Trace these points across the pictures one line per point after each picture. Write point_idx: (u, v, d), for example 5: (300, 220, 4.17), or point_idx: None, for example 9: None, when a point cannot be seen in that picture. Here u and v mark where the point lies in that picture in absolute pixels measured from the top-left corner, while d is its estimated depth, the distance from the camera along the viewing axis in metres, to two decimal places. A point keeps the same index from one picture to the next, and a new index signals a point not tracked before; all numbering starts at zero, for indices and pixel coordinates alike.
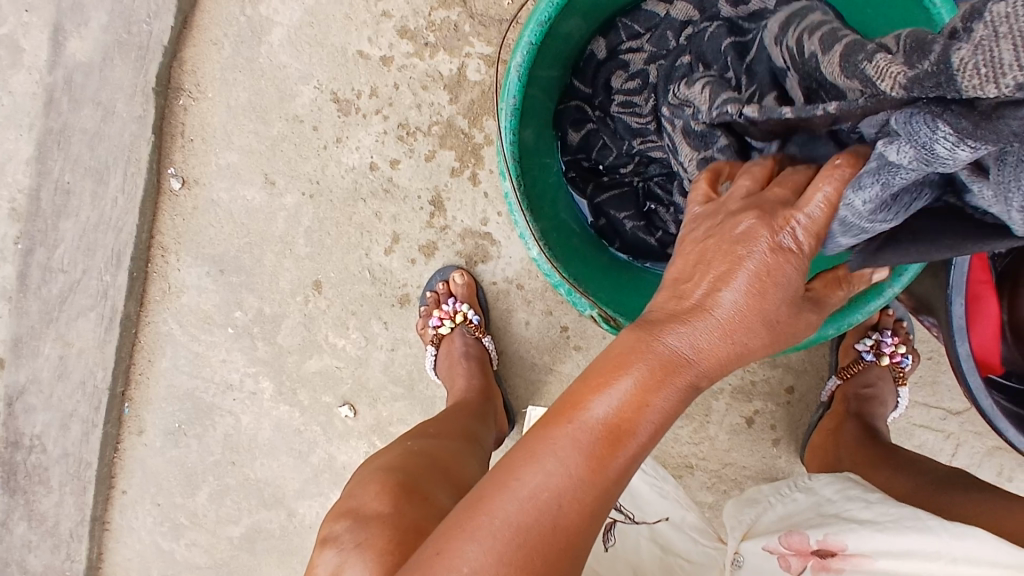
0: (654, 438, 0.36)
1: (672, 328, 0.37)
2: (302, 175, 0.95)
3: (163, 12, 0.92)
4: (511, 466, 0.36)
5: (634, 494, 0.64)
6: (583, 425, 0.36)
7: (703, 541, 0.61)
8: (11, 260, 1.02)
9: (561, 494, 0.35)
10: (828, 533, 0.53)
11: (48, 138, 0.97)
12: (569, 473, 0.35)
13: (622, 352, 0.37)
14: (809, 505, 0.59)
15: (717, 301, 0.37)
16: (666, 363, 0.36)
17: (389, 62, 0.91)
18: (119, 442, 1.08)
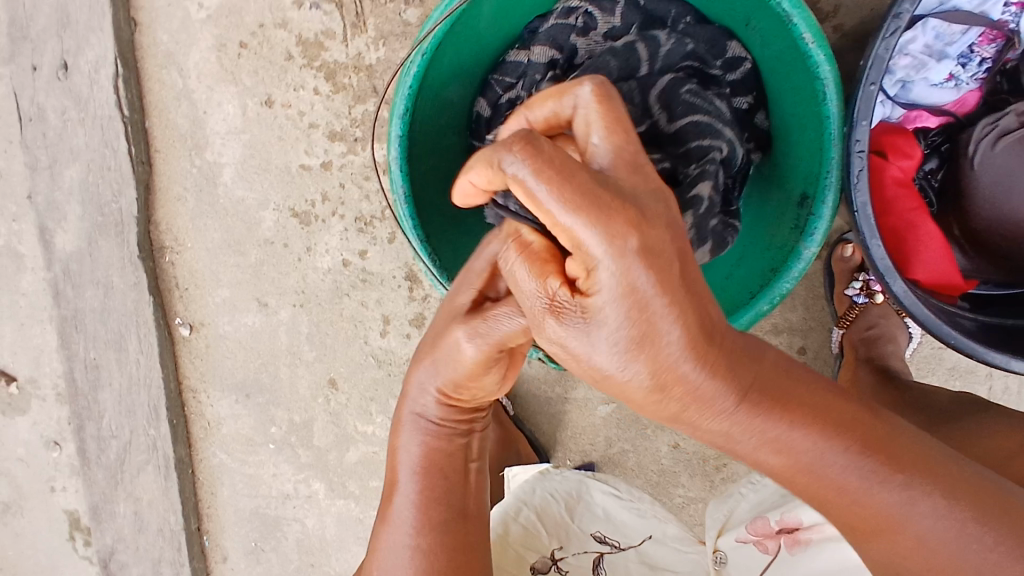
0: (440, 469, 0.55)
1: (414, 390, 0.55)
2: (288, 289, 1.02)
3: (125, 187, 1.00)
4: (377, 544, 0.56)
5: (619, 524, 0.76)
6: (399, 493, 0.55)
7: (685, 548, 0.74)
8: (71, 438, 1.12)
9: (399, 544, 0.54)
10: (784, 513, 0.66)
11: (66, 325, 1.07)
12: (409, 523, 0.54)
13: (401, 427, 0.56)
14: (773, 488, 0.72)
15: (425, 376, 0.54)
16: (419, 416, 0.55)
17: (330, 166, 0.96)
18: (209, 573, 1.16)
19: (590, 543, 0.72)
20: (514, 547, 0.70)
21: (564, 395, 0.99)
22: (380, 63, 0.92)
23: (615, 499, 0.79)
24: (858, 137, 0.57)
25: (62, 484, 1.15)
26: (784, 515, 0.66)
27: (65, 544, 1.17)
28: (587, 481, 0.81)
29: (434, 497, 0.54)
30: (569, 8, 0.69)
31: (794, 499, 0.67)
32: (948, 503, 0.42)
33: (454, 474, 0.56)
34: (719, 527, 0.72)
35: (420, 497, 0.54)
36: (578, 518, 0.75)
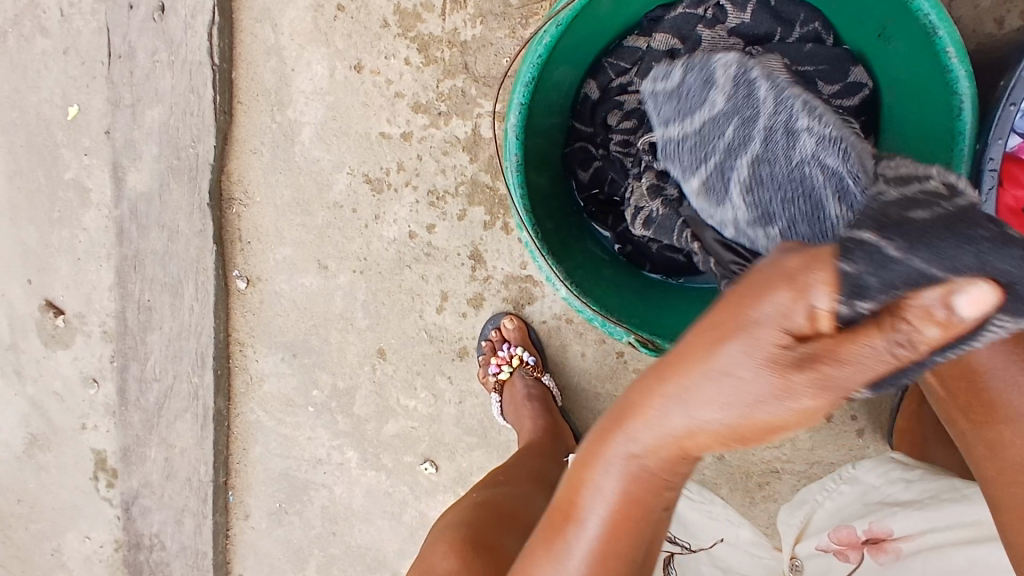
0: None
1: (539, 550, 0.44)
2: (350, 254, 1.02)
3: (204, 134, 1.01)
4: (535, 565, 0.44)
5: (689, 524, 0.78)
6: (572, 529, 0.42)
7: (759, 552, 0.76)
8: (112, 377, 1.13)
9: None
10: (872, 522, 0.69)
11: (125, 264, 1.08)
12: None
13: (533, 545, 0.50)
14: (855, 497, 0.75)
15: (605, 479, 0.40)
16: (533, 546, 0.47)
17: (409, 137, 0.97)
18: (230, 529, 1.15)
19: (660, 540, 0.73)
20: None
21: (614, 392, 0.99)
22: (475, 41, 0.93)
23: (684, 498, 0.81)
24: (992, 156, 0.59)
25: (95, 422, 1.15)
26: (872, 524, 0.69)
27: (88, 483, 1.17)
28: None
29: (618, 549, 0.41)
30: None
31: (883, 510, 0.70)
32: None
33: None
34: (795, 535, 0.76)
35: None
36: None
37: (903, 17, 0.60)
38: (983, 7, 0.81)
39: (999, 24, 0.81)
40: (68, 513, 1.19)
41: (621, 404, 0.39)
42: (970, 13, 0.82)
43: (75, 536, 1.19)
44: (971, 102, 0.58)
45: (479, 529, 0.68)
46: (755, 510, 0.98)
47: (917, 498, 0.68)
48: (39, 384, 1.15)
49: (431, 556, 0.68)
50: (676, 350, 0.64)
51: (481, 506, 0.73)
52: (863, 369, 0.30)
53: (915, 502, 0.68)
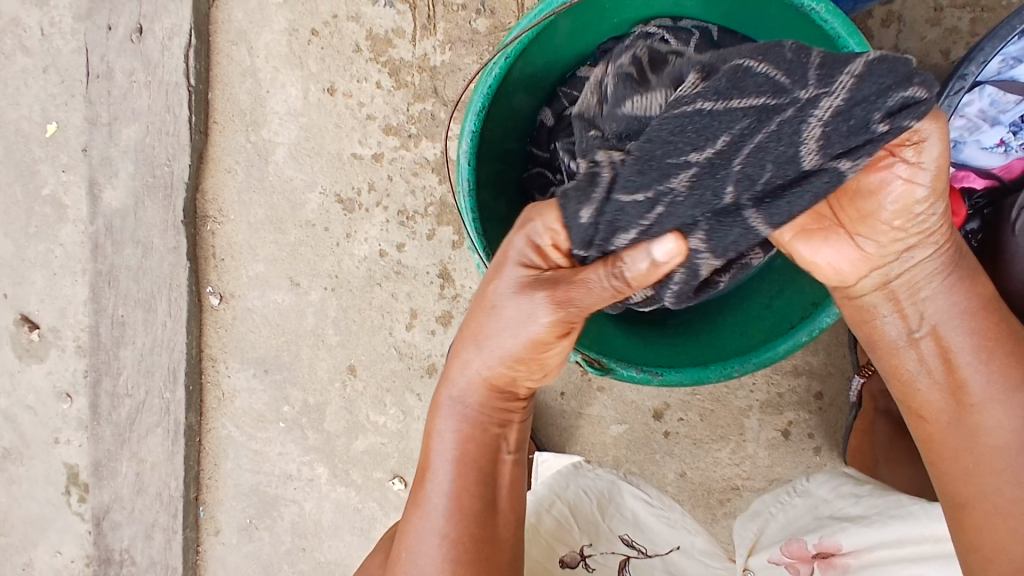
0: (452, 461, 0.62)
1: (432, 454, 0.63)
2: (322, 272, 1.04)
3: (179, 153, 1.03)
4: (406, 537, 0.62)
5: (646, 529, 0.81)
6: (437, 509, 0.61)
7: (712, 562, 0.79)
8: (85, 391, 1.14)
9: (432, 532, 0.61)
10: (822, 537, 0.71)
11: (99, 280, 1.09)
12: (427, 554, 0.60)
13: (422, 472, 0.64)
14: (806, 511, 0.78)
15: (448, 423, 0.63)
16: (422, 475, 0.63)
17: (380, 158, 0.99)
18: (199, 545, 1.16)
19: (617, 545, 0.77)
20: (545, 538, 0.76)
21: (579, 410, 1.01)
22: (445, 66, 0.96)
23: (644, 505, 0.85)
24: None
25: (67, 436, 1.16)
26: (823, 539, 0.71)
27: (59, 497, 1.17)
28: (618, 482, 0.87)
29: (466, 487, 0.62)
30: (647, 33, 0.70)
31: (832, 524, 0.73)
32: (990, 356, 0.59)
33: (485, 465, 0.63)
34: (750, 545, 0.77)
35: (440, 526, 0.61)
36: (607, 518, 0.81)
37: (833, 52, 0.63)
38: (928, 39, 0.85)
39: (945, 56, 0.84)
40: (37, 525, 1.19)
41: (433, 403, 0.64)
42: (917, 45, 0.85)
43: (45, 550, 1.19)
44: None
45: None
46: (717, 527, 0.99)
47: (865, 514, 0.72)
48: (12, 398, 1.16)
49: (367, 566, 0.72)
50: (621, 370, 0.66)
51: None
52: (592, 294, 0.55)
53: (863, 518, 0.71)
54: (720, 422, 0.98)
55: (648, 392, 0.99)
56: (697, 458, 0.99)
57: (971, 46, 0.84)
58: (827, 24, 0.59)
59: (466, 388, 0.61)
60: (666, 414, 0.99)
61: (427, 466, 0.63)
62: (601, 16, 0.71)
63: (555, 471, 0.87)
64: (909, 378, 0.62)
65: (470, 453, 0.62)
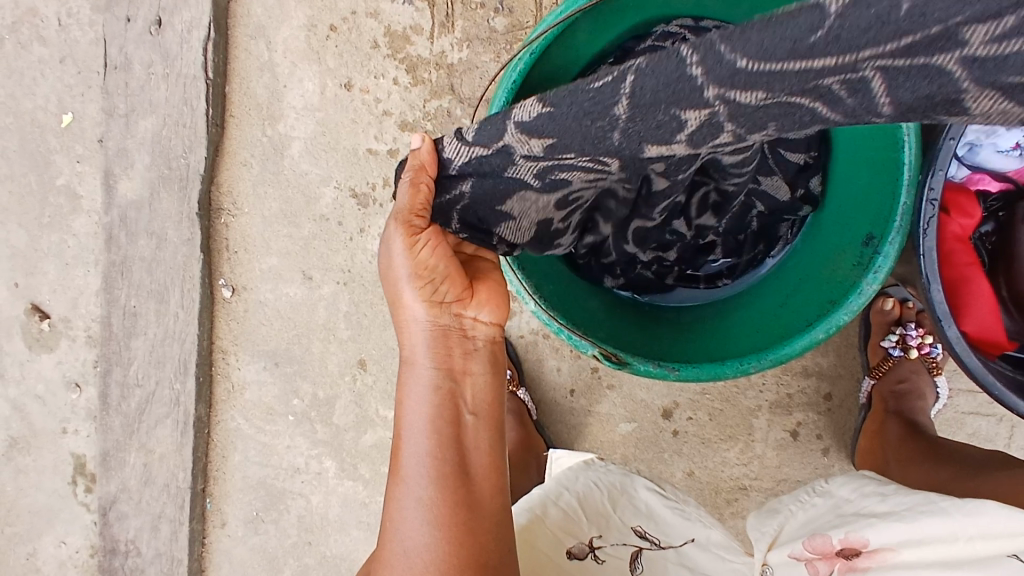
0: (419, 422, 0.59)
1: (400, 426, 0.60)
2: (335, 266, 1.05)
3: (196, 145, 1.03)
4: (388, 515, 0.58)
5: (661, 521, 0.82)
6: (408, 477, 0.57)
7: (731, 556, 0.79)
8: (94, 381, 1.14)
9: (414, 500, 0.56)
10: (847, 534, 0.71)
11: (112, 270, 1.09)
12: (410, 521, 0.56)
13: (395, 450, 0.60)
14: (829, 509, 0.79)
15: (409, 389, 0.60)
16: (395, 453, 0.60)
17: (396, 154, 1.00)
18: (206, 537, 1.16)
19: (631, 536, 0.78)
20: (555, 530, 0.76)
21: (588, 408, 1.01)
22: (462, 63, 0.97)
23: (659, 496, 0.86)
24: (933, 185, 0.60)
25: (76, 426, 1.16)
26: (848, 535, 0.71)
27: (67, 486, 1.18)
28: (632, 476, 0.88)
29: (434, 445, 0.58)
30: (668, 32, 0.71)
31: (860, 520, 0.72)
32: None
33: (448, 419, 0.59)
34: (770, 541, 0.79)
35: (417, 490, 0.57)
36: (621, 510, 0.82)
37: None
38: None
39: None
40: (44, 515, 1.19)
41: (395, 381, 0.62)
42: None
43: (51, 539, 1.19)
44: (913, 135, 0.60)
45: None
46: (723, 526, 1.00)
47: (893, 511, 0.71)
48: (22, 387, 1.16)
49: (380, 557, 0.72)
50: (638, 365, 0.67)
51: None
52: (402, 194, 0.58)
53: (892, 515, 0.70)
54: (729, 422, 0.99)
55: (658, 391, 1.00)
56: (705, 458, 1.00)
57: None
58: None
59: (409, 343, 0.61)
60: (675, 413, 1.00)
61: (398, 439, 0.59)
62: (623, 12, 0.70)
63: (573, 467, 0.87)
64: None
65: (431, 407, 0.59)
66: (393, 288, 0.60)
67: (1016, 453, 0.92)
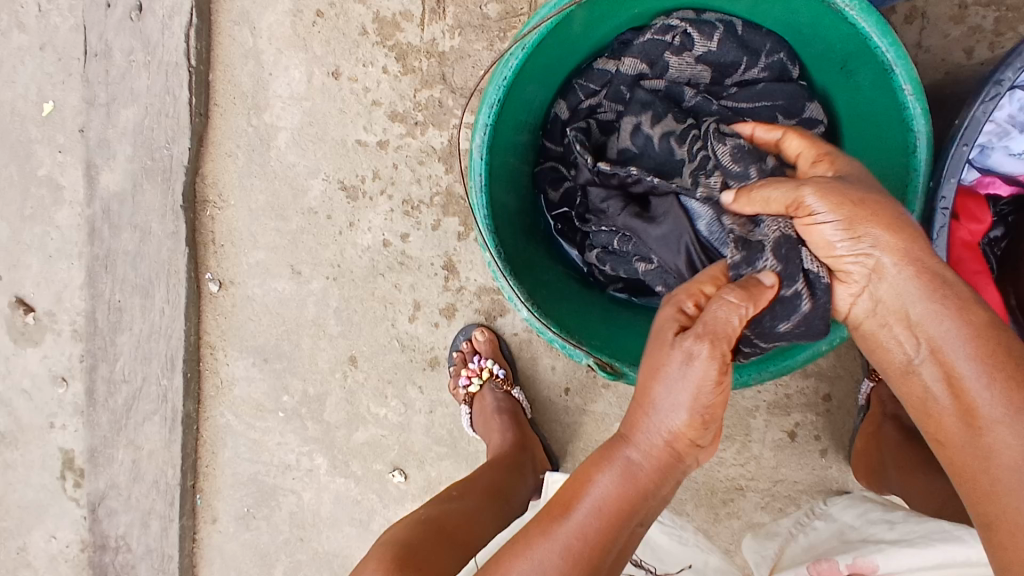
0: (596, 502, 0.52)
1: (586, 485, 0.53)
2: (324, 261, 1.02)
3: (179, 136, 1.00)
4: (514, 546, 0.52)
5: (657, 548, 0.81)
6: (569, 523, 0.51)
7: None
8: (80, 376, 1.12)
9: (546, 557, 0.50)
10: (856, 557, 0.72)
11: (96, 264, 1.07)
12: (530, 568, 0.50)
13: (558, 501, 0.53)
14: (833, 535, 0.82)
15: (607, 472, 0.53)
16: (557, 505, 0.53)
17: (386, 145, 0.97)
18: (196, 533, 1.14)
19: (627, 567, 0.77)
20: None
21: (584, 406, 0.99)
22: (453, 52, 0.93)
23: (656, 521, 0.83)
24: (945, 195, 0.56)
25: (63, 421, 1.14)
26: (855, 559, 0.72)
27: (56, 481, 1.15)
28: None
29: (599, 531, 0.51)
30: (668, 25, 0.68)
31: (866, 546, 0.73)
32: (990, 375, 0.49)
33: (621, 515, 0.51)
34: (771, 566, 0.81)
35: (555, 559, 0.50)
36: None
37: (862, 49, 0.60)
38: (952, 37, 0.82)
39: (970, 53, 0.81)
40: (33, 510, 1.17)
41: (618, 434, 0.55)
42: (940, 42, 0.82)
43: (40, 534, 1.17)
44: (925, 139, 0.57)
45: (416, 547, 0.69)
46: (719, 527, 0.98)
47: (903, 538, 0.72)
48: (7, 382, 1.13)
49: (359, 570, 0.68)
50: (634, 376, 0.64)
51: (428, 525, 0.74)
52: (723, 314, 0.51)
53: (903, 542, 0.71)
54: (726, 421, 0.97)
55: None
56: (702, 458, 0.98)
57: (996, 45, 0.81)
58: (860, 24, 0.56)
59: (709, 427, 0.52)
60: None
61: (569, 495, 0.53)
62: (620, 8, 0.67)
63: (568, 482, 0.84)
64: (925, 402, 0.53)
65: (613, 495, 0.52)
66: (653, 363, 0.52)
67: None
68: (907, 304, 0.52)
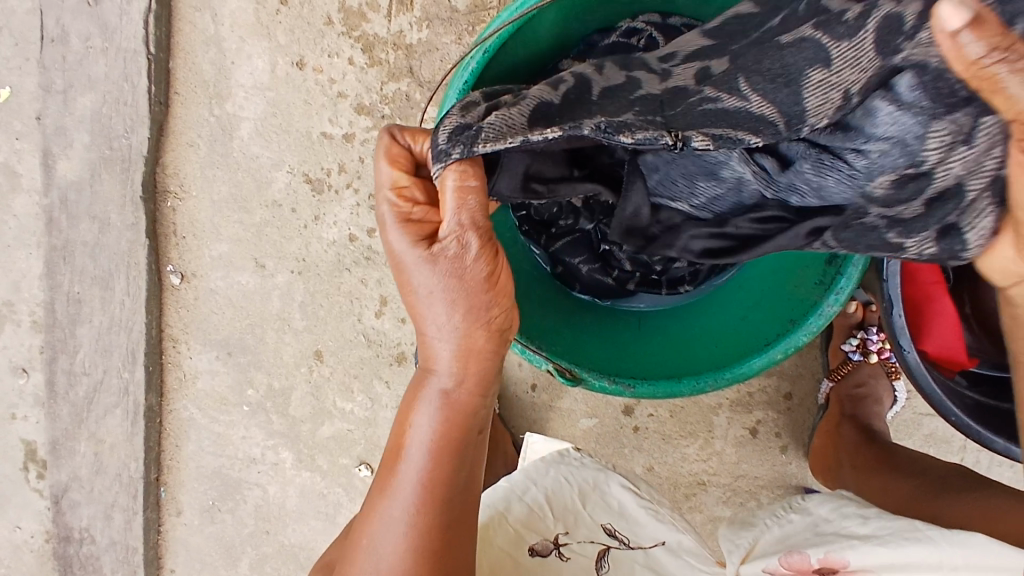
0: (421, 450, 0.53)
1: (410, 435, 0.54)
2: (289, 255, 1.00)
3: (138, 125, 0.98)
4: (365, 519, 0.55)
5: (630, 522, 0.79)
6: (407, 468, 0.53)
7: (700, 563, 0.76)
8: (40, 368, 1.09)
9: (395, 516, 0.53)
10: (829, 553, 0.68)
11: (54, 255, 1.04)
12: (387, 538, 0.53)
13: (393, 452, 0.55)
14: (807, 527, 0.77)
15: (425, 415, 0.54)
16: (393, 460, 0.55)
17: (351, 138, 0.95)
18: (161, 525, 1.13)
19: (598, 535, 0.75)
20: (515, 527, 0.74)
21: (550, 403, 0.98)
22: (421, 44, 0.92)
23: (633, 498, 0.83)
24: None
25: (23, 413, 1.10)
26: (828, 554, 0.69)
27: (16, 473, 1.12)
28: (607, 475, 0.86)
29: (436, 472, 0.53)
30: (634, 28, 0.67)
31: (839, 541, 0.70)
32: None
33: (451, 446, 0.53)
34: (743, 554, 0.78)
35: (400, 514, 0.53)
36: (591, 507, 0.80)
37: None
38: None
39: None
40: None
41: (422, 367, 0.55)
42: None
43: (2, 526, 1.14)
44: None
45: None
46: None
47: (874, 533, 0.68)
48: None
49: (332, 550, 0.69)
50: (592, 381, 0.64)
51: None
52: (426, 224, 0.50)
53: (872, 538, 0.67)
54: (689, 419, 0.97)
55: None
56: (665, 454, 0.97)
57: None
58: None
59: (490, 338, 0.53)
60: (636, 410, 0.97)
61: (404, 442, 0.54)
62: (586, 8, 0.66)
63: (547, 467, 0.85)
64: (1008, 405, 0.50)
65: (438, 435, 0.53)
66: (404, 275, 0.51)
67: (972, 455, 0.92)
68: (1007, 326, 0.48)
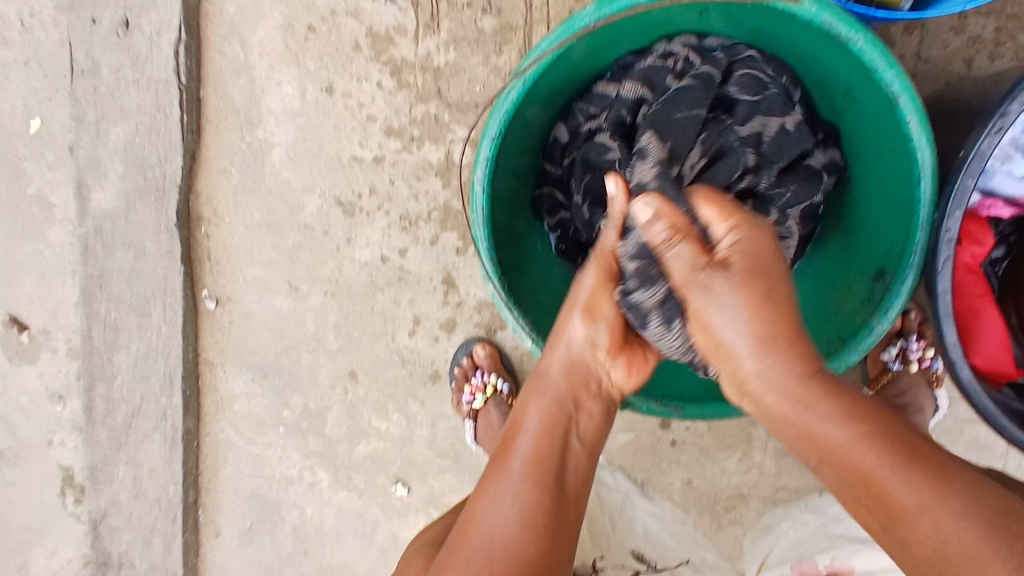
0: (498, 501, 0.57)
1: (490, 490, 0.59)
2: (322, 277, 1.01)
3: (172, 155, 0.99)
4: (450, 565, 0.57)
5: (653, 551, 0.83)
6: (480, 516, 0.57)
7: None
8: (77, 395, 1.10)
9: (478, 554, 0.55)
10: (835, 558, 0.74)
11: (90, 283, 1.05)
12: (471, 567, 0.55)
13: (472, 511, 0.59)
14: (817, 530, 0.82)
15: (508, 471, 0.60)
16: (471, 518, 0.59)
17: (382, 161, 0.96)
18: (199, 547, 1.14)
19: (626, 564, 0.78)
20: None
21: None
22: (449, 66, 0.93)
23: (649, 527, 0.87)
24: (949, 225, 0.57)
25: (61, 439, 1.12)
26: (834, 560, 0.74)
27: (56, 498, 1.14)
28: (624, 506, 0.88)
29: (521, 513, 0.56)
30: (671, 50, 0.70)
31: (846, 546, 0.75)
32: (906, 470, 0.51)
33: (528, 494, 0.57)
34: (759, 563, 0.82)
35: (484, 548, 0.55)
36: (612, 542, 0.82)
37: (864, 80, 0.61)
38: (951, 48, 0.81)
39: (968, 65, 0.81)
40: (32, 527, 1.15)
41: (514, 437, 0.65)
42: (939, 53, 0.81)
43: (42, 550, 1.15)
44: (931, 168, 0.59)
45: None
46: (720, 534, 0.98)
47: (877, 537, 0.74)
48: (4, 400, 1.11)
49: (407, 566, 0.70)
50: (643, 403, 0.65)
51: None
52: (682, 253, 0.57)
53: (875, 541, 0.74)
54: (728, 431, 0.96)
55: None
56: (704, 468, 0.97)
57: (994, 55, 0.81)
58: (865, 55, 0.57)
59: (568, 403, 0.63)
60: (673, 424, 0.97)
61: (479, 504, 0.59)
62: (621, 36, 0.67)
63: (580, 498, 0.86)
64: (847, 491, 0.55)
65: (515, 488, 0.58)
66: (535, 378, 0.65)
67: (1014, 461, 0.91)
68: (789, 421, 0.56)
